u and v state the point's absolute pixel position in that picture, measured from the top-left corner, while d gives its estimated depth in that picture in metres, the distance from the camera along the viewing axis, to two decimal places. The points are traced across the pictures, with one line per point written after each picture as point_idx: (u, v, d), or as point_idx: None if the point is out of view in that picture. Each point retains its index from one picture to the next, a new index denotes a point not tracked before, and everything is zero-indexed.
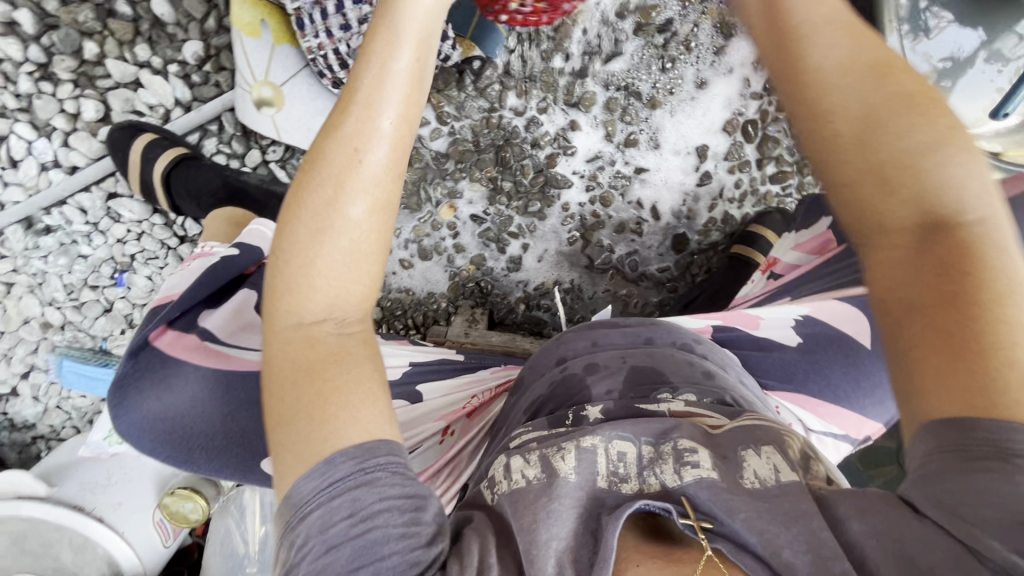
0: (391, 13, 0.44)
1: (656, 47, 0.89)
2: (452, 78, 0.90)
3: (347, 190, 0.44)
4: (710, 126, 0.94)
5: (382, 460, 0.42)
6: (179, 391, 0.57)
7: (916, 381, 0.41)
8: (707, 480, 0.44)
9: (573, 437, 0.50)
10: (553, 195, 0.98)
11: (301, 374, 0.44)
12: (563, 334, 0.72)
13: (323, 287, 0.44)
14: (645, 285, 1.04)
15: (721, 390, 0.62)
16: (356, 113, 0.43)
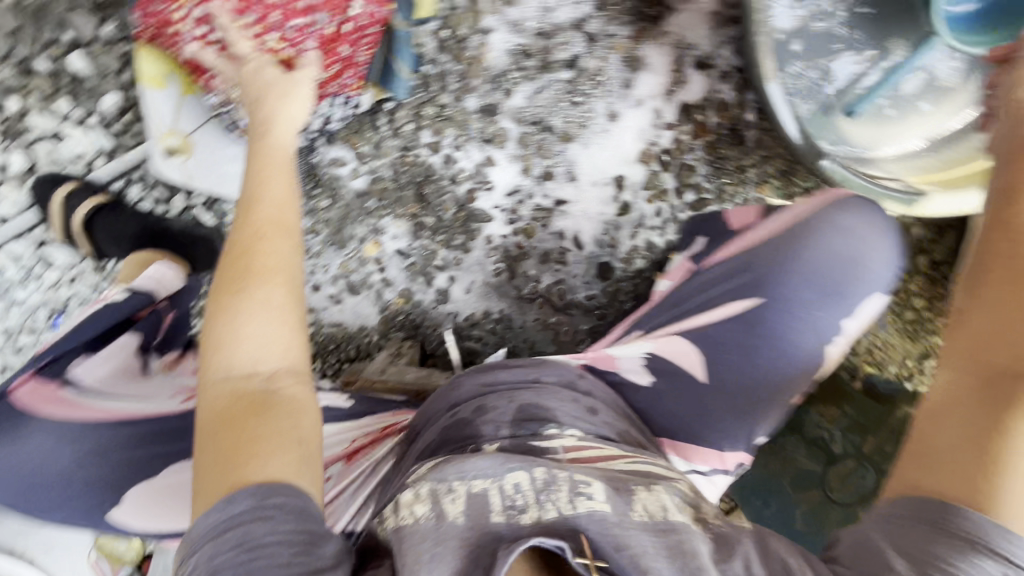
0: (261, 143, 0.61)
1: (566, 82, 0.91)
2: (366, 121, 0.93)
3: (259, 258, 0.53)
4: (624, 157, 0.95)
5: (280, 500, 0.44)
6: (21, 445, 0.55)
7: (931, 450, 0.43)
8: (598, 513, 0.48)
9: (465, 478, 0.51)
10: (476, 228, 0.99)
11: (229, 423, 0.48)
12: (455, 376, 0.69)
13: (248, 344, 0.51)
14: (573, 312, 1.05)
15: (603, 427, 0.63)
16: (261, 204, 0.56)
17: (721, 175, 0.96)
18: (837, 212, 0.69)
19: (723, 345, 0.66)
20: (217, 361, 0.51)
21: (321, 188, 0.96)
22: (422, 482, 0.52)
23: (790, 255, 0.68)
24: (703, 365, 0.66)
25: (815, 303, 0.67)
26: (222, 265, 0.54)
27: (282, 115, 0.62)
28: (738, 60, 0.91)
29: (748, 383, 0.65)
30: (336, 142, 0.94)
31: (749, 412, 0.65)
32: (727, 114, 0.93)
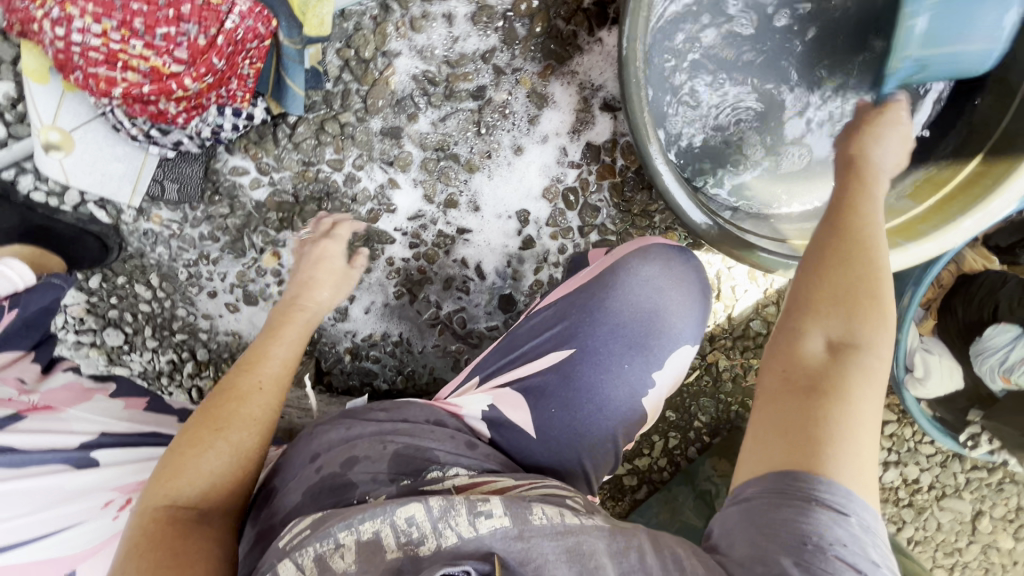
0: (283, 316, 0.71)
1: (471, 112, 0.91)
2: (268, 132, 0.91)
3: (247, 404, 0.61)
4: (528, 192, 0.95)
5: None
6: None
7: (776, 430, 0.48)
8: (500, 529, 0.49)
9: (352, 527, 0.50)
10: (377, 249, 0.98)
11: (146, 552, 0.50)
12: (312, 428, 0.67)
13: (207, 475, 0.56)
14: (473, 342, 1.04)
15: (483, 461, 0.63)
16: (263, 361, 0.65)
17: (626, 219, 0.96)
18: (636, 260, 0.67)
19: (544, 398, 0.65)
20: (169, 485, 0.55)
21: (220, 195, 0.94)
22: (305, 548, 0.50)
23: (598, 305, 0.66)
24: (531, 421, 0.65)
25: (621, 355, 0.64)
26: (209, 402, 0.61)
27: (317, 296, 0.74)
28: None
29: (567, 434, 0.64)
30: (237, 150, 0.92)
31: (574, 462, 0.65)
32: (634, 159, 0.93)
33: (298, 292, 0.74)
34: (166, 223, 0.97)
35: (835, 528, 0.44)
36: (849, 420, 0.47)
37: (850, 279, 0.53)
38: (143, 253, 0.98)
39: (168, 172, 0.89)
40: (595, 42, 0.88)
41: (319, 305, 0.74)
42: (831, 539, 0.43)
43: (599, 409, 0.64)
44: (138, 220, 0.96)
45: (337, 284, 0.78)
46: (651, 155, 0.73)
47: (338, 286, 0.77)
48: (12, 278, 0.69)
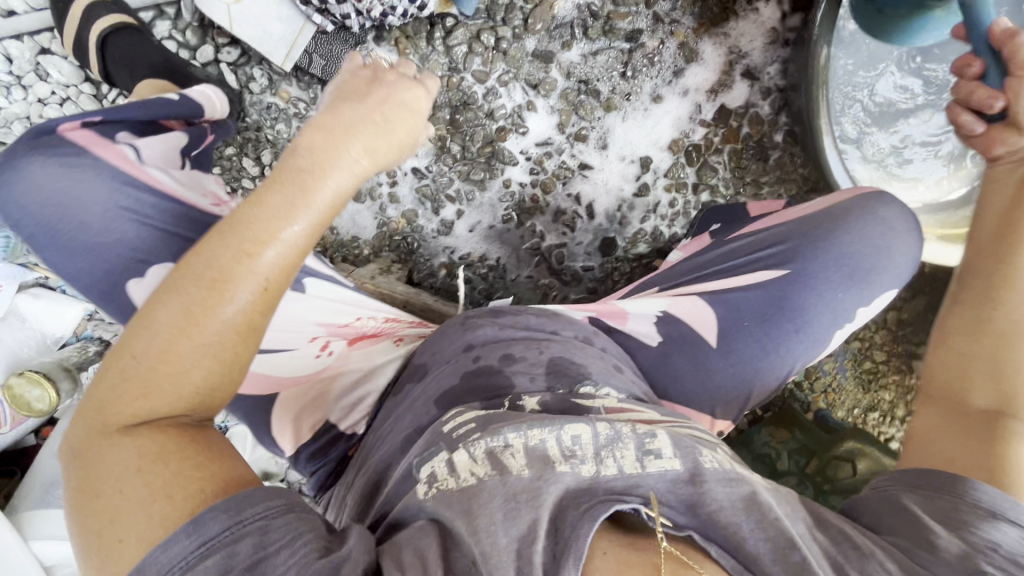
0: (290, 168, 0.51)
1: (621, 52, 0.94)
2: (423, 29, 0.91)
3: (227, 296, 0.49)
4: (656, 140, 0.98)
5: (257, 511, 0.46)
6: (77, 182, 0.58)
7: (936, 458, 0.53)
8: (669, 470, 0.50)
9: (521, 431, 0.52)
10: (498, 168, 0.99)
11: (128, 479, 0.46)
12: (470, 317, 0.71)
13: (187, 384, 0.49)
14: (566, 280, 1.06)
15: (630, 385, 0.65)
16: (251, 235, 0.49)
17: (738, 184, 1.01)
18: (879, 203, 0.70)
19: (739, 314, 0.69)
20: (138, 401, 0.48)
21: None
22: (477, 442, 0.52)
23: (829, 236, 0.69)
24: (717, 333, 0.69)
25: (837, 285, 0.68)
26: (178, 287, 0.48)
27: (344, 142, 0.53)
28: (781, 81, 0.96)
29: (754, 351, 0.68)
30: (384, 41, 0.91)
31: (747, 382, 0.69)
32: (758, 130, 0.98)
33: (319, 135, 0.52)
34: (293, 101, 0.95)
35: (1004, 531, 0.47)
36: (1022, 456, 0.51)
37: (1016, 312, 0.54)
38: (260, 126, 0.95)
39: (319, 47, 0.88)
40: (751, 10, 0.93)
41: (349, 153, 0.53)
42: (1008, 545, 0.47)
43: (800, 333, 0.69)
44: (264, 93, 0.94)
45: (388, 135, 0.56)
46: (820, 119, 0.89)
47: (394, 142, 0.57)
48: (213, 102, 0.72)
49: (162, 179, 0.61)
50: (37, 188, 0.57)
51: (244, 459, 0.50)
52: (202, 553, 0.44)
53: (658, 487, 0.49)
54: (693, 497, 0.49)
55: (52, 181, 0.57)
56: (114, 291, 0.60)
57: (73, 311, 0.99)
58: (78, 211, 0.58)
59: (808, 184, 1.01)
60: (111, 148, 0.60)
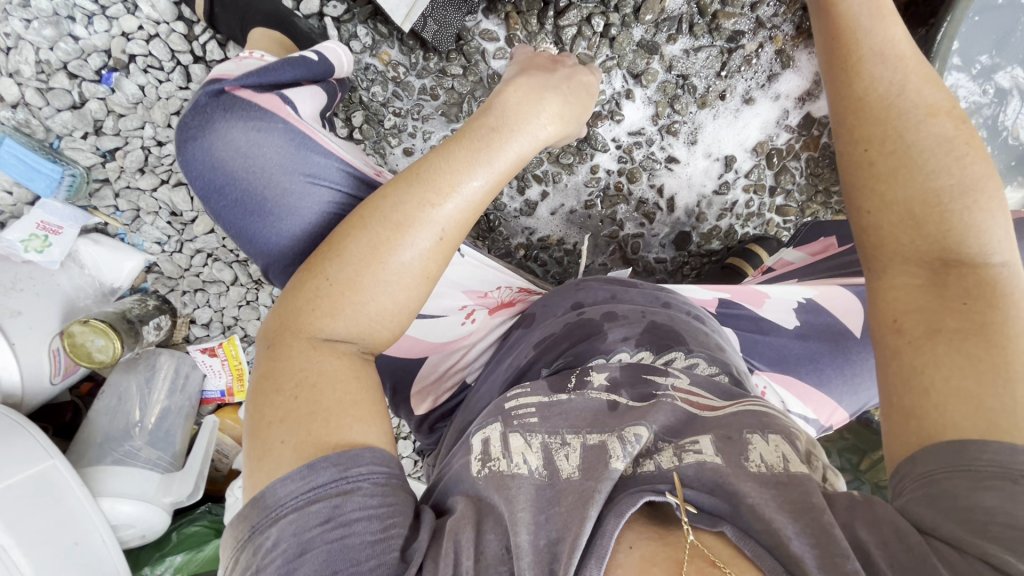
0: (485, 130, 0.55)
1: (720, 52, 0.96)
2: (537, 5, 0.91)
3: (412, 236, 0.51)
4: (743, 141, 1.01)
5: (363, 471, 0.44)
6: (263, 143, 0.61)
7: (916, 404, 0.44)
8: (708, 465, 0.43)
9: (580, 433, 0.48)
10: (588, 153, 1.00)
11: (303, 386, 0.47)
12: (585, 282, 0.72)
13: (362, 320, 0.50)
14: (639, 268, 1.08)
15: (728, 365, 0.59)
16: (442, 182, 0.52)
17: (811, 191, 1.05)
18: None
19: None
20: (323, 320, 0.49)
21: (460, 53, 0.92)
22: (535, 432, 0.48)
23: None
24: (866, 329, 0.70)
25: None
26: (367, 223, 0.51)
27: (532, 116, 0.58)
28: None
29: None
30: (494, 14, 0.91)
31: None
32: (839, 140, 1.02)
33: (514, 108, 0.58)
34: (393, 64, 0.93)
35: None
36: (949, 380, 0.44)
37: (952, 179, 0.49)
38: (356, 87, 0.93)
39: (434, 12, 0.87)
40: None
41: (539, 131, 0.59)
42: None
43: None
44: (364, 53, 0.92)
45: (563, 119, 0.62)
46: None
47: (565, 122, 0.62)
48: (339, 61, 0.78)
49: (329, 140, 0.67)
50: (227, 151, 0.61)
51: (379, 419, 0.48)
52: (311, 498, 0.42)
53: (682, 469, 0.43)
54: (728, 482, 0.42)
55: (248, 143, 0.61)
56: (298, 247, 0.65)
57: (135, 260, 0.95)
58: (268, 172, 0.62)
59: None
60: (283, 108, 0.63)
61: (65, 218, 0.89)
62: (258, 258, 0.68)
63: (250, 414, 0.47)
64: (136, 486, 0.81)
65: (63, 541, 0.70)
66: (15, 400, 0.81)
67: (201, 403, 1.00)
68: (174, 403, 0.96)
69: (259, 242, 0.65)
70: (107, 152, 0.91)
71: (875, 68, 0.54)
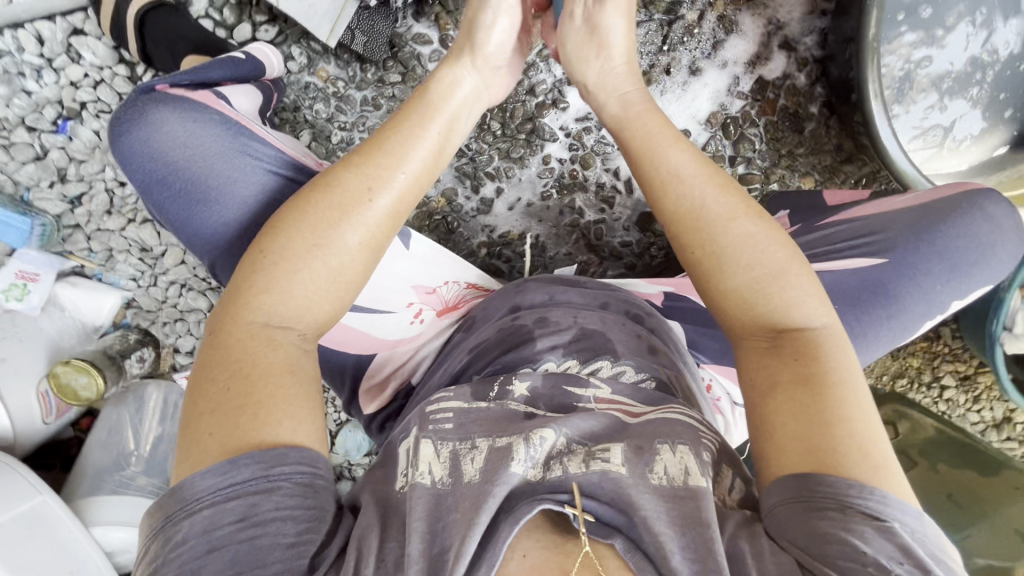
0: (411, 117, 0.59)
1: (661, 25, 0.95)
2: None
3: (352, 218, 0.53)
4: (695, 114, 0.99)
5: (285, 472, 0.45)
6: (187, 125, 0.66)
7: (771, 450, 0.48)
8: (612, 474, 0.44)
9: (491, 435, 0.49)
10: (537, 144, 0.99)
11: (237, 376, 0.48)
12: (524, 283, 0.72)
13: (299, 305, 0.52)
14: (605, 256, 1.05)
15: (660, 369, 0.61)
16: (380, 165, 0.55)
17: (775, 156, 1.01)
18: (985, 198, 0.70)
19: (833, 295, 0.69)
20: (262, 301, 0.51)
21: (397, 61, 0.93)
22: (446, 441, 0.49)
23: (936, 228, 0.69)
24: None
25: (938, 276, 0.69)
26: (307, 209, 0.53)
27: (448, 94, 0.62)
28: (819, 52, 0.97)
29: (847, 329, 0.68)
30: (425, 17, 0.91)
31: None
32: (796, 101, 0.99)
33: (432, 92, 0.62)
34: (332, 79, 0.94)
35: (880, 539, 0.41)
36: (793, 433, 0.47)
37: (762, 265, 0.54)
38: (300, 107, 0.94)
39: (360, 24, 0.88)
40: None
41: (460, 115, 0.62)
42: (888, 558, 0.41)
43: (894, 325, 0.70)
44: (303, 73, 0.93)
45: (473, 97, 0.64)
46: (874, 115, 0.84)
47: (476, 94, 0.65)
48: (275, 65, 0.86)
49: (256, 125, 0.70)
50: (161, 142, 0.66)
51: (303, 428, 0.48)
52: (230, 493, 0.44)
53: (584, 478, 0.44)
54: (629, 494, 0.43)
55: (171, 127, 0.66)
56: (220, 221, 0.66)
57: (113, 299, 0.97)
58: (200, 155, 0.66)
59: (842, 154, 1.01)
60: (212, 99, 0.70)
61: (42, 266, 0.94)
62: (203, 250, 0.70)
63: (187, 390, 0.49)
64: (124, 508, 0.86)
65: (58, 570, 0.74)
66: (8, 441, 0.86)
67: None
68: (165, 430, 0.98)
69: (188, 222, 0.67)
70: (74, 198, 0.95)
71: (678, 173, 0.57)
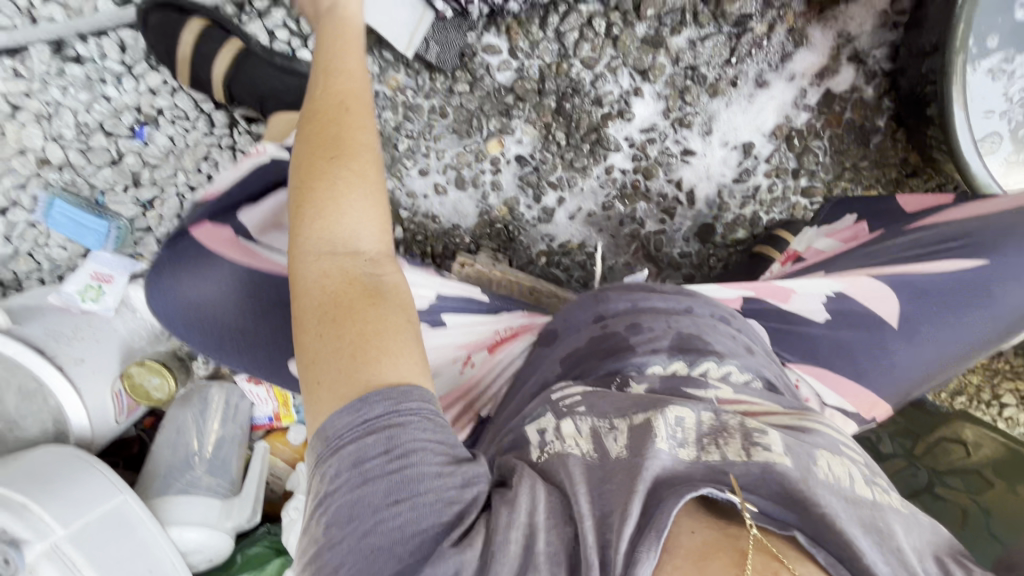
0: (348, 34, 0.65)
1: (728, 38, 0.94)
2: (536, 15, 0.92)
3: (350, 123, 0.57)
4: (759, 126, 0.99)
5: (413, 403, 0.45)
6: (212, 282, 0.63)
7: None
8: (778, 465, 0.45)
9: (626, 415, 0.50)
10: (601, 154, 0.99)
11: (330, 310, 0.48)
12: (604, 289, 0.69)
13: (350, 222, 0.52)
14: (664, 267, 1.05)
15: (761, 369, 0.63)
16: (345, 72, 0.60)
17: (837, 169, 1.02)
18: None
19: (926, 297, 0.66)
20: (314, 233, 0.52)
21: (465, 70, 0.94)
22: (582, 420, 0.52)
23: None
24: (900, 316, 0.66)
25: None
26: (307, 139, 0.56)
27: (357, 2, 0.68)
28: (888, 65, 0.96)
29: (939, 337, 0.66)
30: (495, 27, 0.92)
31: (932, 370, 0.67)
32: (862, 114, 0.99)
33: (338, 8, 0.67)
34: (400, 88, 0.95)
35: None
36: None
37: None
38: None
39: (436, 34, 0.91)
40: None
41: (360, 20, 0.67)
42: None
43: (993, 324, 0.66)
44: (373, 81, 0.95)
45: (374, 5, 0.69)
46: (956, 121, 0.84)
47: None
48: None
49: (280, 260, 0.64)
50: (186, 300, 0.64)
51: (405, 341, 0.48)
52: (368, 428, 0.43)
53: (744, 469, 0.45)
54: (801, 491, 0.44)
55: (198, 290, 0.63)
56: (276, 372, 0.67)
57: None
58: (226, 309, 0.64)
59: (909, 168, 1.01)
60: (228, 239, 0.64)
61: (116, 268, 0.94)
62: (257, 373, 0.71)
63: (298, 363, 0.48)
64: (195, 517, 0.87)
65: (138, 569, 0.75)
66: (85, 443, 0.87)
67: (253, 428, 1.03)
68: (227, 431, 0.99)
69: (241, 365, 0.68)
70: (147, 202, 0.97)
71: None
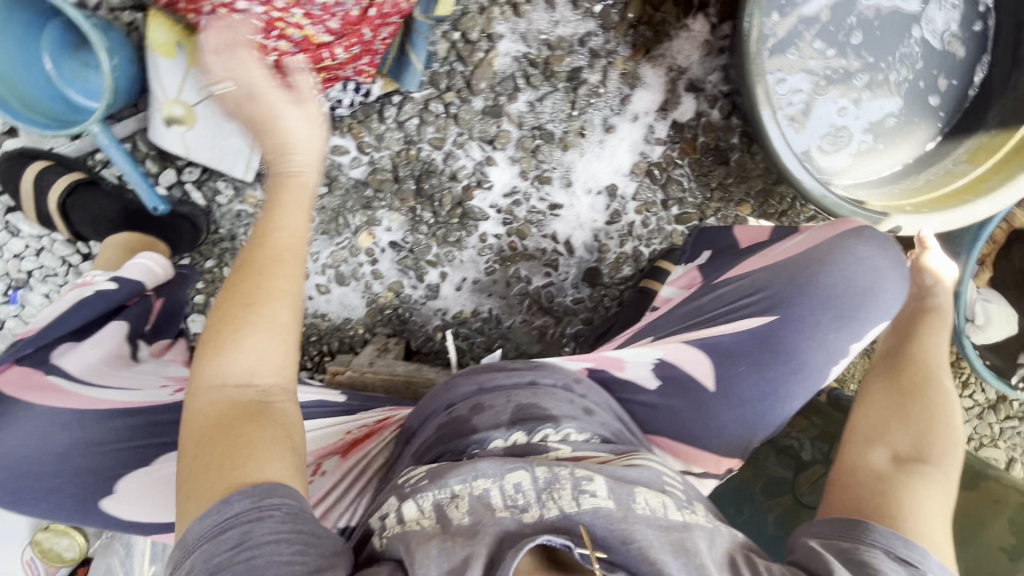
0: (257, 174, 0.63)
1: (566, 92, 0.97)
2: (372, 111, 0.96)
3: (277, 267, 0.54)
4: (617, 168, 1.01)
5: (275, 501, 0.43)
6: (14, 432, 0.58)
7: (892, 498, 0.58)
8: (604, 509, 0.47)
9: (467, 481, 0.49)
10: (471, 226, 1.01)
11: (210, 435, 0.47)
12: (454, 375, 0.68)
13: (249, 354, 0.51)
14: (560, 316, 1.06)
15: (600, 428, 0.63)
16: (292, 209, 0.59)
17: (705, 192, 1.03)
18: (855, 242, 0.68)
19: (734, 358, 0.67)
20: (210, 364, 0.50)
21: (320, 175, 0.96)
22: (425, 492, 0.50)
23: (811, 280, 0.67)
24: (711, 383, 0.67)
25: (828, 327, 0.66)
26: (229, 279, 0.54)
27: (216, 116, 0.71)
28: (724, 87, 0.99)
29: (740, 399, 0.66)
30: (338, 130, 0.95)
31: (755, 428, 0.67)
32: (713, 136, 1.01)
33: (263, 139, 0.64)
34: (261, 203, 0.96)
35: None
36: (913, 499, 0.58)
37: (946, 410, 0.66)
38: (234, 235, 0.97)
39: None
40: (683, 27, 0.96)
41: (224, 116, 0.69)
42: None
43: (797, 380, 0.67)
44: (233, 202, 0.96)
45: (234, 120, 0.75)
46: (773, 144, 0.81)
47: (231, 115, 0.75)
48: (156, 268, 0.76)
49: (110, 394, 0.64)
50: None
51: (280, 463, 0.46)
52: (222, 528, 0.42)
53: (588, 518, 0.47)
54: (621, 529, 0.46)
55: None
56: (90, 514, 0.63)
57: None
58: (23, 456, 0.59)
59: (773, 175, 1.02)
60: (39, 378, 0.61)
61: None
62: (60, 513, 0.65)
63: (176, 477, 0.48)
64: None
65: None
66: None
67: None
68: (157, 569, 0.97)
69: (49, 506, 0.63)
70: None
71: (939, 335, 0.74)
